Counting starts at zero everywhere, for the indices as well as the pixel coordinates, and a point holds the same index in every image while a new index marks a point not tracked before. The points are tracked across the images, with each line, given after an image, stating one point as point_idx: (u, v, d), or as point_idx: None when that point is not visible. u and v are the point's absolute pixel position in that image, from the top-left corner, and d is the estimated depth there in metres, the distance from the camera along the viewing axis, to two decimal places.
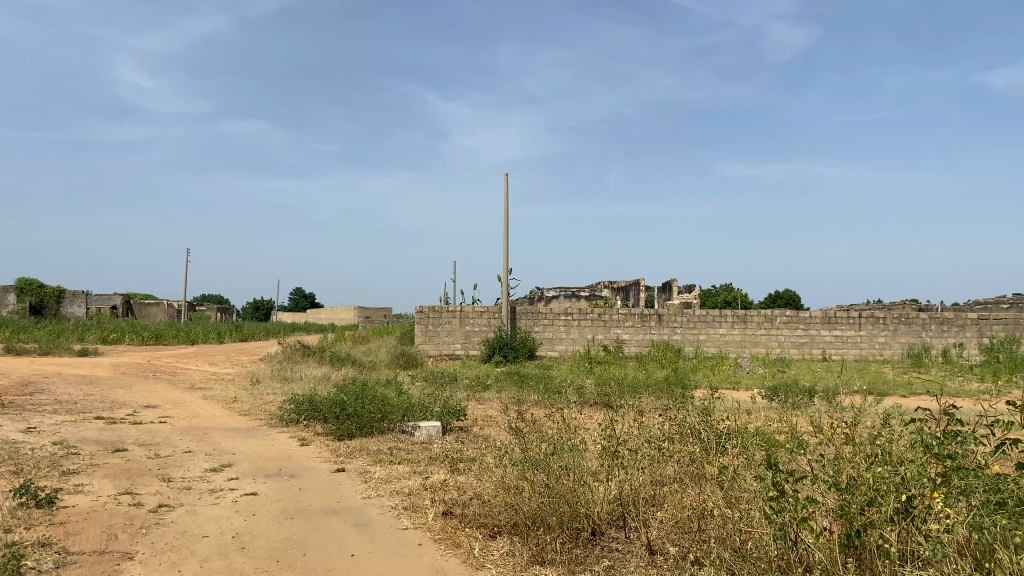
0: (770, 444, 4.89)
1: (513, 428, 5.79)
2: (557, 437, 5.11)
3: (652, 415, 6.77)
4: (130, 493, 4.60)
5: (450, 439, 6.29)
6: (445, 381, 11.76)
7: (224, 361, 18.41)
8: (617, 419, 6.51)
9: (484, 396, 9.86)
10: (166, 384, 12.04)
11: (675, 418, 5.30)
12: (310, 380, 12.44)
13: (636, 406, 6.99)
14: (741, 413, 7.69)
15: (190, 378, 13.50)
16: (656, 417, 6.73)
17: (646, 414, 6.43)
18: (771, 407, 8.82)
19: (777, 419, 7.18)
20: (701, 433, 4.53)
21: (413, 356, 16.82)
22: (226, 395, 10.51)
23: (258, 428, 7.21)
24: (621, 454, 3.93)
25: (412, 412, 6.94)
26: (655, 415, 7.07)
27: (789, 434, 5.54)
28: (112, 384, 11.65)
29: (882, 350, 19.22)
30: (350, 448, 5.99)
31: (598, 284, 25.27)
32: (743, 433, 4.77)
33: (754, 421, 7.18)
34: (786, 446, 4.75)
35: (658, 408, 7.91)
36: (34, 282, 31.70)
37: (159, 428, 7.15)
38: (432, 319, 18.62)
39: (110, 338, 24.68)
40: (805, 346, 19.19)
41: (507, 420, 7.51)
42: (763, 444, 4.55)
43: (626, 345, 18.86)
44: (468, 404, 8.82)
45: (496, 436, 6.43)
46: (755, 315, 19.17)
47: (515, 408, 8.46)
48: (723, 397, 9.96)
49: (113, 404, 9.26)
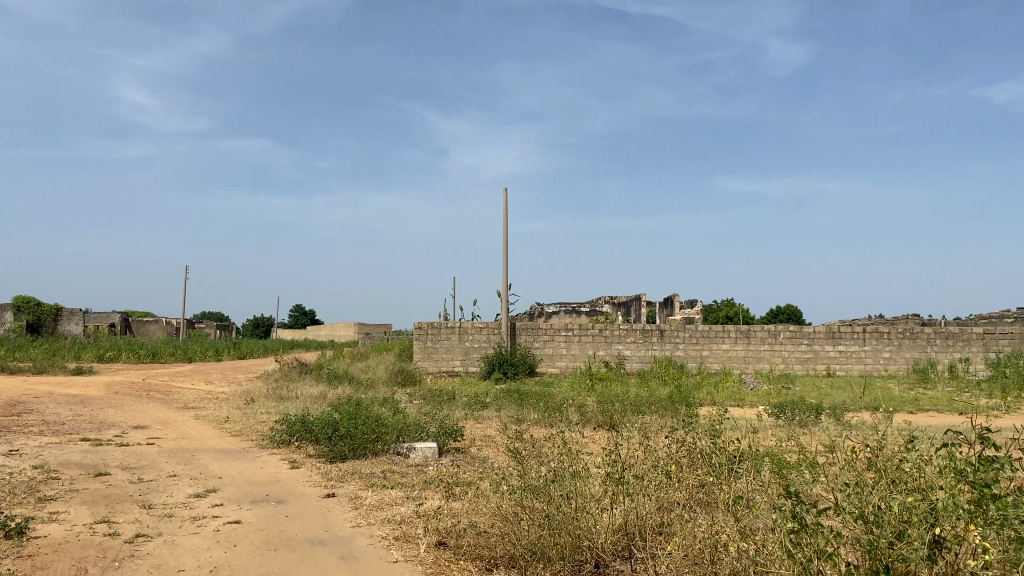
0: (783, 468, 4.63)
1: (512, 450, 5.56)
2: (558, 462, 4.87)
3: (657, 437, 6.51)
4: (106, 521, 4.35)
5: (447, 461, 6.04)
6: (444, 400, 11.51)
7: (221, 379, 18.14)
8: (620, 442, 6.27)
9: (483, 415, 9.62)
10: (159, 403, 11.79)
11: (682, 439, 5.06)
12: (306, 398, 12.19)
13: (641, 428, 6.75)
14: (750, 433, 7.44)
15: (184, 397, 13.26)
16: (661, 438, 6.49)
17: (649, 434, 6.19)
18: (780, 426, 8.57)
19: (785, 440, 6.94)
20: (711, 456, 4.27)
21: (411, 373, 16.58)
22: (220, 414, 10.27)
23: (248, 450, 6.96)
24: (626, 480, 3.69)
25: (407, 433, 6.70)
26: (659, 435, 6.83)
27: (801, 457, 5.29)
28: (103, 403, 11.40)
29: (887, 365, 18.96)
30: (342, 471, 5.75)
31: (598, 300, 25.08)
32: (756, 457, 4.51)
33: (764, 441, 6.93)
34: (802, 470, 4.48)
35: (663, 428, 7.66)
36: (31, 300, 31.48)
37: (145, 451, 6.91)
38: (431, 336, 18.38)
39: (107, 356, 24.43)
40: (809, 362, 18.93)
41: (507, 441, 7.26)
42: (778, 469, 4.28)
43: (628, 361, 18.62)
44: (466, 424, 8.57)
45: (495, 458, 6.19)
46: (758, 330, 18.94)
47: (515, 428, 8.21)
48: (728, 415, 9.71)
49: (102, 424, 9.01)
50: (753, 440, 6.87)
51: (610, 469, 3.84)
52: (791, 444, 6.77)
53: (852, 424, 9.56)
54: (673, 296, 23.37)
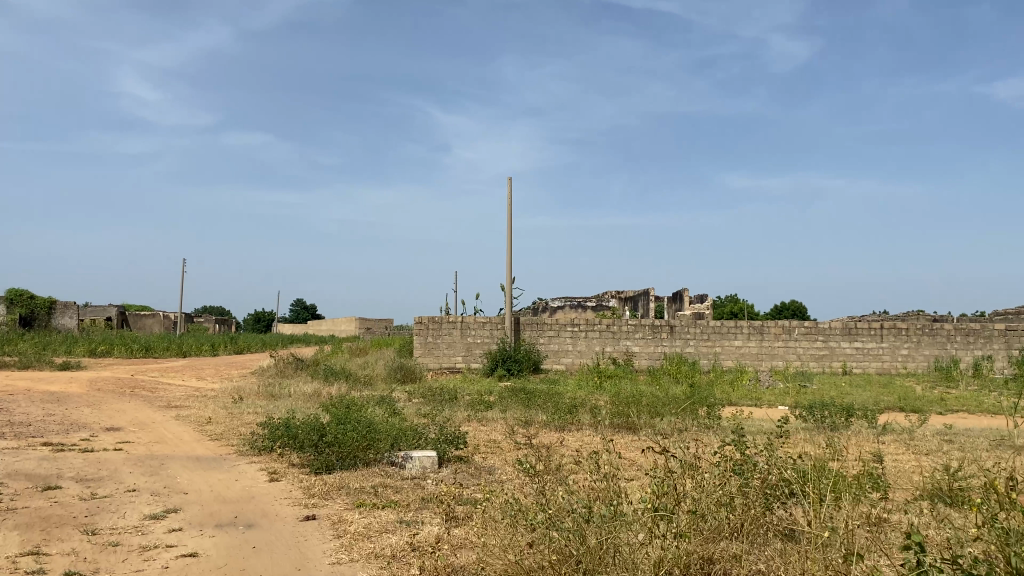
0: (852, 494, 3.90)
1: (525, 464, 4.80)
2: (581, 484, 4.13)
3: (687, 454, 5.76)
4: (34, 553, 3.58)
5: (448, 474, 5.30)
6: (444, 399, 10.76)
7: (213, 375, 17.43)
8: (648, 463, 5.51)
9: (487, 416, 8.90)
10: (140, 402, 11.04)
11: (726, 449, 4.33)
12: (299, 397, 11.45)
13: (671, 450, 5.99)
14: (783, 441, 6.68)
15: (171, 394, 12.50)
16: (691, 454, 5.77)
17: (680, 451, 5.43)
18: (812, 432, 7.82)
19: (825, 451, 6.20)
20: (777, 488, 3.52)
21: (411, 370, 15.87)
22: (203, 414, 9.53)
23: (225, 457, 6.22)
24: (680, 518, 2.93)
25: (402, 440, 5.94)
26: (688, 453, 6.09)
27: (861, 479, 4.55)
28: (81, 402, 10.64)
29: (905, 363, 18.20)
30: (326, 486, 4.99)
31: (605, 295, 24.34)
32: (823, 482, 3.77)
33: (804, 452, 6.19)
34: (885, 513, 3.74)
35: (689, 438, 6.88)
36: (24, 293, 30.69)
37: (109, 458, 6.15)
38: (432, 330, 17.63)
39: (99, 350, 23.71)
40: (824, 359, 18.17)
41: (517, 451, 6.51)
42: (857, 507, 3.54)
43: (637, 358, 17.88)
44: (471, 428, 7.82)
45: (504, 470, 5.44)
46: (772, 326, 18.15)
47: (525, 434, 7.44)
48: (754, 421, 8.94)
49: (72, 426, 8.26)
50: (795, 452, 6.11)
51: (656, 497, 3.08)
52: (836, 457, 6.01)
53: (889, 429, 8.79)
54: (683, 291, 22.59)
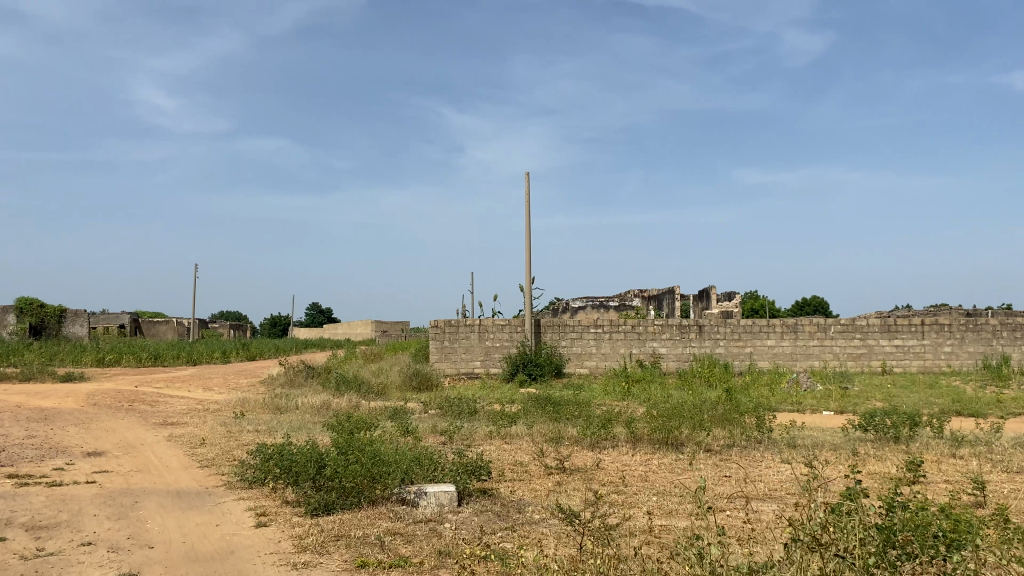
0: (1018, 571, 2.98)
1: (572, 516, 3.91)
2: (657, 565, 3.24)
3: (758, 513, 4.84)
4: None
5: (469, 517, 4.42)
6: (462, 412, 9.84)
7: (220, 385, 16.63)
8: (715, 518, 4.58)
9: (511, 431, 8.02)
10: (134, 418, 10.19)
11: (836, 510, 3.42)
12: (307, 411, 10.60)
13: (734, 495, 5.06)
14: (857, 481, 5.78)
15: (171, 408, 11.67)
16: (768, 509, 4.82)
17: (756, 522, 4.50)
18: (882, 453, 6.88)
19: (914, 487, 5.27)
20: None
21: (427, 377, 15.00)
22: (198, 432, 8.66)
23: (210, 493, 5.34)
24: None
25: (415, 470, 5.03)
26: (755, 501, 5.16)
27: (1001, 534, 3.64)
28: (70, 420, 9.81)
29: (949, 361, 17.14)
30: (322, 535, 4.10)
31: (627, 294, 23.43)
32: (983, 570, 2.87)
33: (885, 495, 5.28)
34: None
35: (753, 478, 5.97)
36: (34, 302, 29.99)
37: (76, 495, 5.29)
38: (448, 334, 16.74)
39: (107, 359, 22.95)
40: (863, 358, 17.14)
41: (550, 484, 5.62)
42: None
43: (664, 360, 16.94)
44: (493, 449, 6.92)
45: (539, 512, 4.55)
46: (807, 324, 17.12)
47: (556, 458, 6.54)
48: (812, 439, 7.99)
49: (48, 451, 7.40)
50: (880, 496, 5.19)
51: None
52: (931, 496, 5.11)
53: (962, 441, 7.80)
54: (709, 288, 21.58)
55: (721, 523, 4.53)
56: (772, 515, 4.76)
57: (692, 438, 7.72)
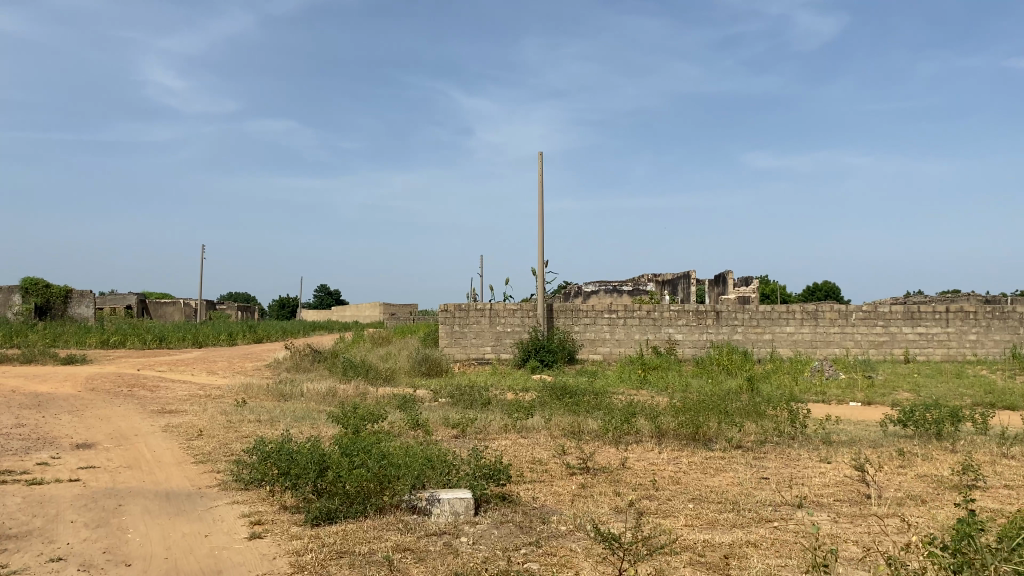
0: None
1: (612, 539, 3.41)
2: None
3: (811, 527, 4.35)
4: None
5: (487, 531, 3.94)
6: (474, 402, 9.35)
7: (225, 369, 16.19)
8: (767, 539, 4.07)
9: (526, 424, 7.53)
10: (132, 406, 9.73)
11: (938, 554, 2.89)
12: (313, 399, 10.15)
13: (785, 517, 4.54)
14: (912, 489, 5.26)
15: (171, 395, 11.22)
16: (829, 530, 4.30)
17: (813, 537, 4.00)
18: (927, 457, 6.37)
19: (981, 505, 4.75)
20: None
21: (437, 362, 14.55)
22: (196, 422, 8.18)
23: (201, 496, 4.85)
24: None
25: (428, 474, 4.54)
26: (803, 515, 4.66)
27: None
28: (65, 407, 9.35)
29: (974, 350, 16.57)
30: (322, 552, 3.61)
31: (641, 279, 22.90)
32: None
33: (944, 508, 4.77)
34: None
35: (794, 482, 5.49)
36: (40, 282, 29.63)
37: (55, 498, 4.81)
38: (458, 319, 16.26)
39: (111, 341, 22.55)
40: (885, 346, 16.58)
41: (573, 487, 5.13)
42: None
43: (680, 347, 16.42)
44: (508, 445, 6.44)
45: (565, 524, 4.09)
46: (828, 311, 16.56)
47: (577, 457, 6.05)
48: (849, 439, 7.49)
49: (35, 443, 6.93)
50: (941, 511, 4.68)
51: None
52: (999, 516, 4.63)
53: (1009, 438, 7.29)
54: (725, 273, 21.01)
55: (774, 540, 4.04)
56: (827, 530, 4.27)
57: (721, 434, 7.20)
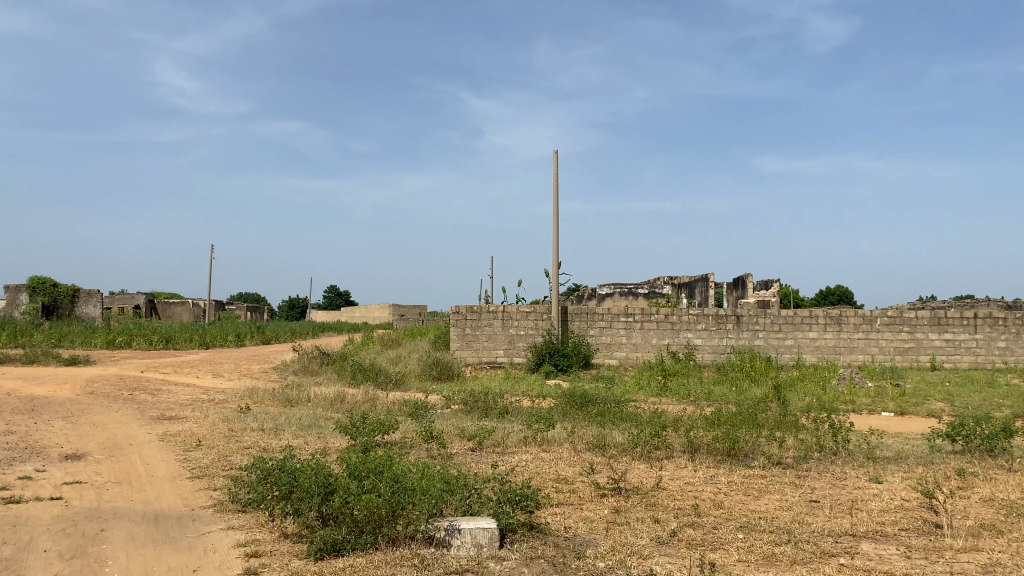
0: None
1: None
2: None
3: (884, 565, 3.82)
4: None
5: (517, 569, 3.43)
6: (489, 410, 8.84)
7: (231, 371, 15.72)
8: None
9: (547, 436, 7.01)
10: (130, 411, 9.25)
11: None
12: (319, 406, 9.66)
13: (850, 552, 4.00)
14: (984, 518, 4.71)
15: (174, 400, 10.74)
16: (904, 570, 3.76)
17: None
18: (987, 479, 5.83)
19: None
20: None
21: (448, 366, 14.03)
22: (196, 431, 7.69)
23: (193, 519, 4.35)
24: None
25: (448, 500, 4.02)
26: (868, 549, 4.11)
27: None
28: (59, 413, 8.86)
29: (1004, 357, 15.96)
30: None
31: (657, 282, 22.38)
32: None
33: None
34: None
35: (848, 507, 4.96)
36: (47, 281, 29.29)
37: (32, 520, 4.32)
38: (470, 321, 15.76)
39: (117, 341, 22.13)
40: (911, 353, 15.98)
41: (607, 513, 4.61)
42: None
43: (699, 352, 15.87)
44: (529, 461, 5.93)
45: (603, 560, 3.58)
46: (852, 316, 15.97)
47: (608, 476, 5.52)
48: (894, 455, 6.93)
49: (22, 453, 6.44)
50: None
51: None
52: None
53: None
54: (744, 276, 20.45)
55: None
56: (900, 569, 3.74)
57: (758, 450, 6.67)
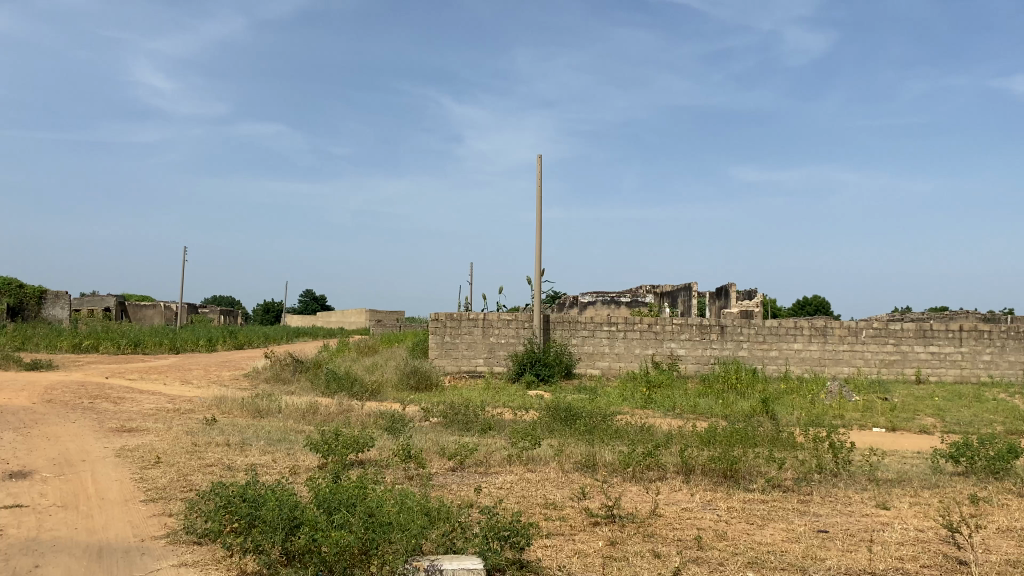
0: None
1: None
2: None
3: None
4: None
5: None
6: (470, 424, 8.41)
7: (201, 378, 15.15)
8: None
9: (531, 454, 6.60)
10: (88, 422, 8.70)
11: None
12: (291, 417, 9.17)
13: None
14: (1009, 552, 4.35)
15: (136, 409, 10.19)
16: None
17: None
18: (1001, 506, 5.48)
19: None
20: None
21: (426, 375, 13.56)
22: (157, 445, 7.18)
23: (140, 554, 3.87)
24: None
25: (428, 535, 3.58)
26: None
27: None
28: (11, 424, 8.30)
29: (989, 371, 15.76)
30: None
31: (639, 291, 22.07)
32: None
33: None
34: None
35: (861, 539, 4.59)
36: (13, 282, 28.44)
37: None
38: (449, 329, 15.31)
39: (83, 344, 21.42)
40: (896, 366, 15.74)
41: (601, 546, 4.20)
42: None
43: (683, 362, 15.53)
44: (514, 483, 5.52)
45: None
46: (837, 327, 15.71)
47: (601, 502, 5.10)
48: (897, 476, 6.59)
49: None
50: None
51: None
52: None
53: None
54: (728, 286, 20.18)
55: None
56: None
57: (756, 471, 6.29)
